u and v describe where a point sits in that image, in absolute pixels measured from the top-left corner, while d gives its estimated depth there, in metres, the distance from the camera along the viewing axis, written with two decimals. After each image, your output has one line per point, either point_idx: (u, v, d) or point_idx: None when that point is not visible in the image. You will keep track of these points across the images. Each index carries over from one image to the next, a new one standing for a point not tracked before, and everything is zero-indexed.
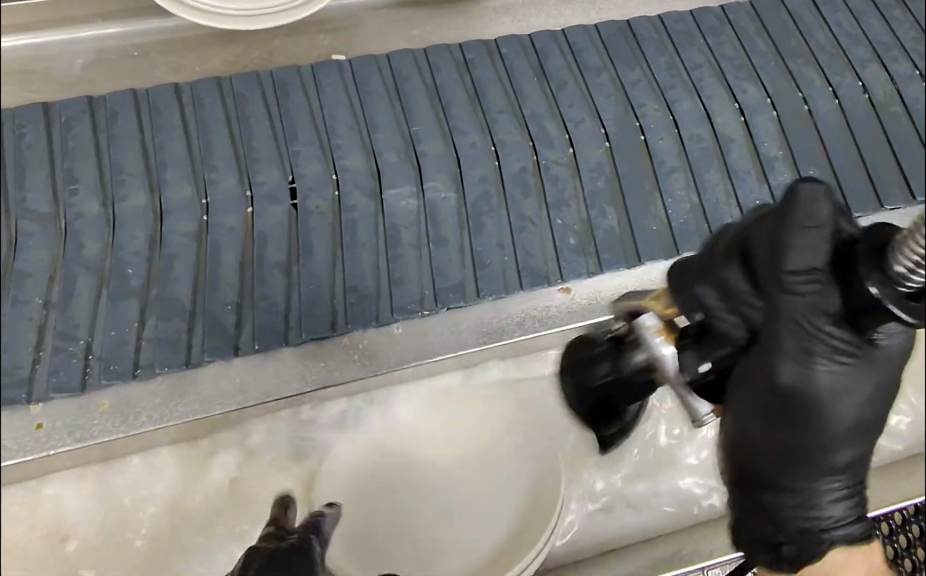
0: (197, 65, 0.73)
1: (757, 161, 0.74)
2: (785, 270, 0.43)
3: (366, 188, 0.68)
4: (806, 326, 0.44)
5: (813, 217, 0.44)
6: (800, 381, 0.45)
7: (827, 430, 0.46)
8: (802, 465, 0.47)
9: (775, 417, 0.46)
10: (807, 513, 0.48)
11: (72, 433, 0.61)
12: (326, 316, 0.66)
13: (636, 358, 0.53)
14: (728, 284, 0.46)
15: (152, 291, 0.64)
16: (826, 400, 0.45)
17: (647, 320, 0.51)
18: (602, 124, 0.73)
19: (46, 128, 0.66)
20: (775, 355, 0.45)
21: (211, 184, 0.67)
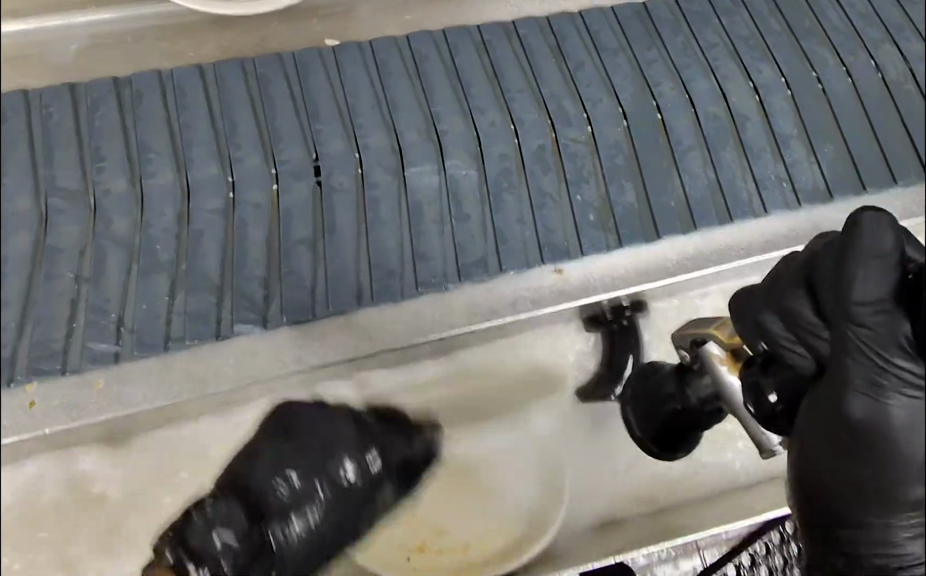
0: (192, 50, 0.75)
1: (772, 140, 0.75)
2: (853, 302, 0.47)
3: (388, 166, 0.69)
4: (875, 359, 0.46)
5: (877, 248, 0.47)
6: (871, 416, 0.46)
7: (903, 465, 0.46)
8: (874, 502, 0.47)
9: (845, 454, 0.47)
10: (881, 550, 0.48)
11: (69, 412, 0.63)
12: (352, 290, 0.67)
13: (702, 382, 0.59)
14: (794, 315, 0.49)
15: (181, 266, 0.65)
16: (899, 435, 0.46)
17: (714, 349, 0.55)
18: (620, 102, 0.74)
19: (73, 109, 0.68)
20: (846, 390, 0.46)
21: (236, 161, 0.68)
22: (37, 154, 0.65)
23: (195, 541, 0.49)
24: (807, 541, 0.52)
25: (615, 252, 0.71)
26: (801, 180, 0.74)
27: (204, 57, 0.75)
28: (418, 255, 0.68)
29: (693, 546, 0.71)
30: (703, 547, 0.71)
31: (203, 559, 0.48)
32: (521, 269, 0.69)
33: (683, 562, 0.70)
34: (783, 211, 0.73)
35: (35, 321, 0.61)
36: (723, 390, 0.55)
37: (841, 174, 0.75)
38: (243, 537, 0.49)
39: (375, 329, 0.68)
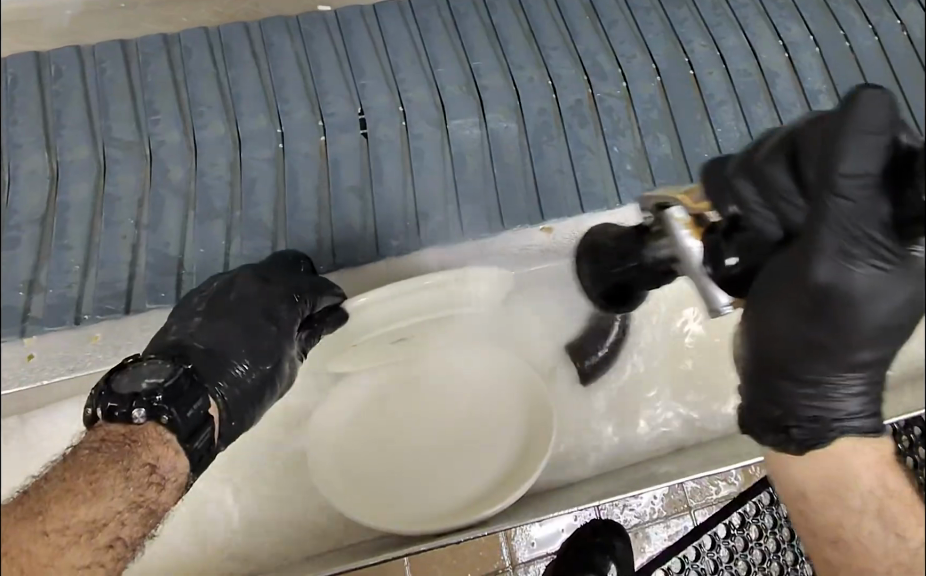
0: (185, 16, 0.75)
1: (801, 94, 0.77)
2: (837, 172, 0.39)
3: (431, 118, 0.71)
4: (851, 227, 0.39)
5: (873, 123, 0.39)
6: (836, 281, 0.40)
7: (860, 326, 0.40)
8: (824, 359, 0.41)
9: (807, 315, 0.41)
10: (823, 403, 0.42)
11: (64, 363, 0.65)
12: (399, 235, 0.72)
13: (661, 249, 0.50)
14: (769, 182, 0.43)
15: (236, 212, 0.69)
16: (860, 299, 0.40)
17: (678, 212, 0.47)
18: (653, 59, 0.76)
19: (125, 63, 0.70)
20: (814, 249, 0.40)
21: (284, 115, 0.70)
22: (92, 106, 0.68)
23: (123, 389, 0.48)
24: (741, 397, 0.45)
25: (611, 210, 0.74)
26: None
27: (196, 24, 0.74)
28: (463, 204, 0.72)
29: (680, 501, 0.75)
30: (693, 507, 0.75)
31: (132, 399, 0.47)
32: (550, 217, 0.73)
33: (672, 521, 0.75)
34: None
35: (101, 263, 0.66)
36: (680, 255, 0.47)
37: None
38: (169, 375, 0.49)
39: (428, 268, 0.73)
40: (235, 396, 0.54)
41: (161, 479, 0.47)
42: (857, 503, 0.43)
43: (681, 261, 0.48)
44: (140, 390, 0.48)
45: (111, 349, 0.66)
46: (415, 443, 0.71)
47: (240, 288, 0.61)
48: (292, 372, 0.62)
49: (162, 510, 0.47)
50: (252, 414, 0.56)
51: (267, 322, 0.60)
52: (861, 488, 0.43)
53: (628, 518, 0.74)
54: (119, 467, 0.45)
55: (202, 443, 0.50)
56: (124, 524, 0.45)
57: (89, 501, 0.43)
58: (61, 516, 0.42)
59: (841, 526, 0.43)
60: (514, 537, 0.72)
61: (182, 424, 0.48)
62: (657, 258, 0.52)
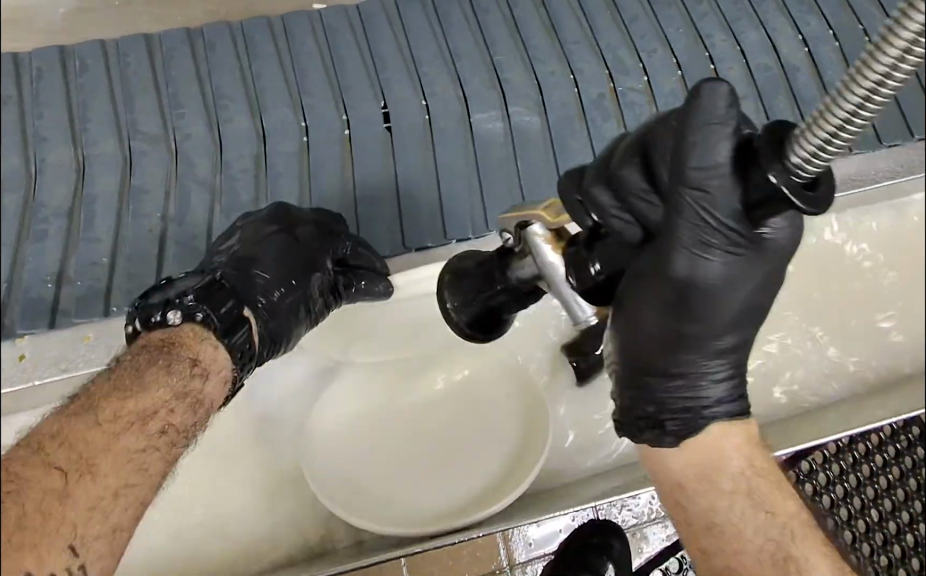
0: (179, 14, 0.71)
1: (822, 87, 0.78)
2: (689, 166, 0.38)
3: (455, 113, 0.72)
4: (706, 222, 0.39)
5: (717, 113, 0.37)
6: (691, 274, 0.41)
7: (718, 314, 0.42)
8: (689, 348, 0.44)
9: (669, 311, 0.42)
10: (689, 392, 0.45)
11: (58, 364, 0.63)
12: (429, 229, 0.70)
13: (523, 270, 0.50)
14: (621, 184, 0.42)
15: (262, 205, 0.69)
16: (717, 289, 0.42)
17: (538, 229, 0.46)
18: (674, 53, 0.77)
19: (148, 55, 0.69)
20: (671, 248, 0.41)
21: (308, 108, 0.70)
22: (116, 99, 0.68)
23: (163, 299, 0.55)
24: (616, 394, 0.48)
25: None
26: None
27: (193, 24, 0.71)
28: (488, 197, 0.71)
29: None
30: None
31: (171, 304, 0.54)
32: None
33: (672, 522, 0.63)
34: None
35: (130, 257, 0.66)
36: (542, 271, 0.47)
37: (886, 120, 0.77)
38: (201, 289, 0.56)
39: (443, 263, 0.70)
40: (272, 313, 0.60)
41: (202, 372, 0.52)
42: (725, 484, 0.47)
43: (545, 278, 0.48)
44: (176, 296, 0.55)
45: (105, 349, 0.64)
46: (387, 450, 0.68)
47: (274, 217, 0.65)
48: (323, 306, 0.67)
49: (208, 403, 0.53)
50: (291, 333, 0.62)
51: (299, 252, 0.65)
52: (730, 469, 0.46)
53: (626, 519, 0.63)
54: (161, 364, 0.51)
55: (240, 342, 0.56)
56: (174, 412, 0.50)
57: (136, 393, 0.49)
58: (112, 405, 0.47)
59: (713, 510, 0.47)
60: (512, 536, 0.61)
61: (216, 320, 0.55)
62: (521, 280, 0.51)
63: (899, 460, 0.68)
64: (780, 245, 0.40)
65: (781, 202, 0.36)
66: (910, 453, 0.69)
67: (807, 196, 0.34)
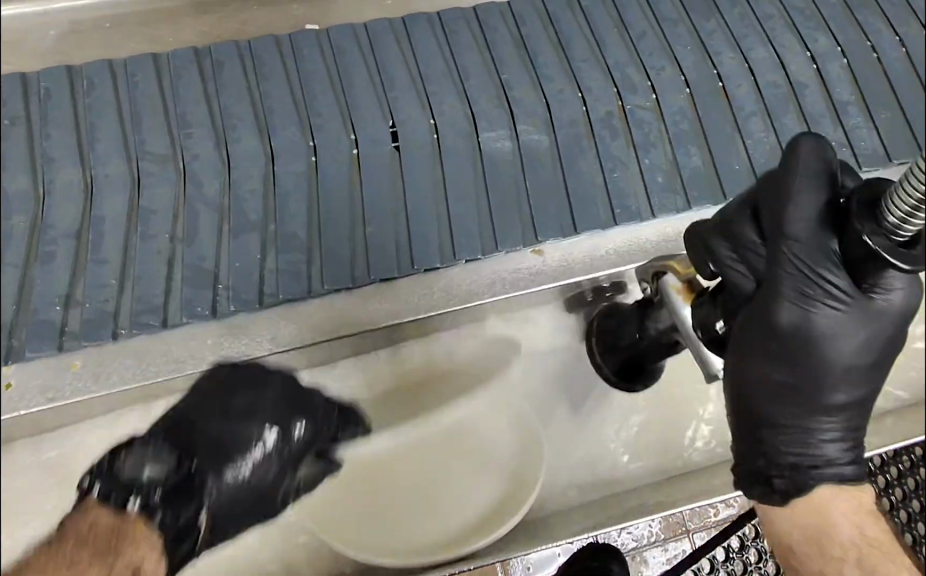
0: (171, 36, 0.76)
1: (831, 106, 0.77)
2: (788, 221, 0.47)
3: (463, 131, 0.72)
4: (804, 272, 0.47)
5: (810, 171, 0.47)
6: (798, 324, 0.48)
7: (824, 366, 0.49)
8: (799, 401, 0.50)
9: (776, 358, 0.49)
10: (800, 448, 0.51)
11: (45, 393, 0.62)
12: (435, 253, 0.68)
13: (661, 320, 0.63)
14: (738, 236, 0.50)
15: (271, 226, 0.67)
16: (824, 339, 0.48)
17: (672, 280, 0.60)
18: (682, 71, 0.77)
19: (157, 73, 0.72)
20: (776, 299, 0.48)
21: (317, 128, 0.70)
22: (124, 117, 0.69)
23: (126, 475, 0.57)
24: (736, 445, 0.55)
25: (621, 227, 0.71)
26: (860, 143, 0.76)
27: (207, 40, 0.76)
28: (499, 220, 0.69)
29: (678, 524, 0.67)
30: (693, 530, 0.67)
31: (133, 490, 0.56)
32: (559, 236, 0.70)
33: (671, 545, 0.66)
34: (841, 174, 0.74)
35: (138, 280, 0.64)
36: (676, 322, 0.59)
37: (896, 138, 0.76)
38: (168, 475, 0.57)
39: (434, 287, 0.69)
40: (223, 505, 0.58)
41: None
42: (835, 551, 0.50)
43: (680, 330, 0.59)
44: (142, 481, 0.56)
45: (93, 375, 0.63)
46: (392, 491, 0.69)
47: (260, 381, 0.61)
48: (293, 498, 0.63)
49: None
50: (250, 518, 0.61)
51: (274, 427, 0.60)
52: (842, 536, 0.50)
53: (626, 542, 0.66)
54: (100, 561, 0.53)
55: (183, 551, 0.57)
56: None
57: None
58: None
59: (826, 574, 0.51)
60: (511, 566, 0.63)
61: (169, 526, 0.56)
62: (659, 330, 0.64)
63: (901, 481, 0.73)
64: (887, 303, 0.47)
65: (877, 260, 0.44)
66: (913, 473, 0.73)
67: (900, 252, 0.40)
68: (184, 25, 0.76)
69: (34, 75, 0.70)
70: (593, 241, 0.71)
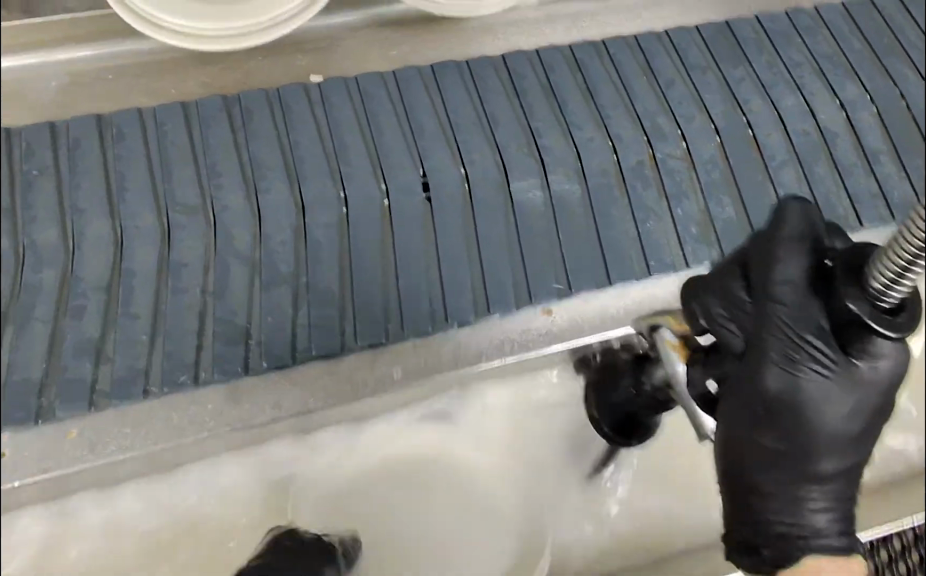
0: (174, 88, 0.73)
1: (861, 155, 0.77)
2: (775, 281, 0.47)
3: (494, 181, 0.71)
4: (791, 334, 0.47)
5: (797, 233, 0.48)
6: (783, 385, 0.47)
7: (809, 431, 0.48)
8: (788, 469, 0.49)
9: (762, 424, 0.49)
10: (791, 517, 0.49)
11: (41, 464, 0.62)
12: (469, 306, 0.68)
13: (658, 374, 0.62)
14: (727, 293, 0.50)
15: (302, 278, 0.67)
16: (809, 403, 0.47)
17: (668, 334, 0.56)
18: (712, 119, 0.76)
19: (186, 123, 0.71)
20: (761, 359, 0.48)
21: (347, 178, 0.69)
22: (154, 168, 0.69)
23: None
24: (726, 511, 0.53)
25: (642, 282, 0.71)
26: (890, 194, 0.76)
27: (227, 84, 0.74)
28: (532, 273, 0.69)
29: None
30: None
31: None
32: (591, 289, 0.69)
33: None
34: (876, 224, 0.74)
35: (168, 337, 0.64)
36: (670, 377, 0.55)
37: None
38: None
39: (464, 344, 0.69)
40: None
41: None
42: None
43: (673, 387, 0.56)
44: None
45: (92, 444, 0.63)
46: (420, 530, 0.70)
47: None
48: None
49: None
50: None
51: None
52: None
53: None
54: None
55: None
56: None
57: None
58: None
59: None
60: None
61: None
62: (657, 384, 0.62)
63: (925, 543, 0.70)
64: (873, 369, 0.46)
65: (860, 325, 0.42)
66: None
67: (884, 318, 0.39)
68: (197, 71, 0.73)
69: (63, 122, 0.69)
70: (618, 296, 0.70)
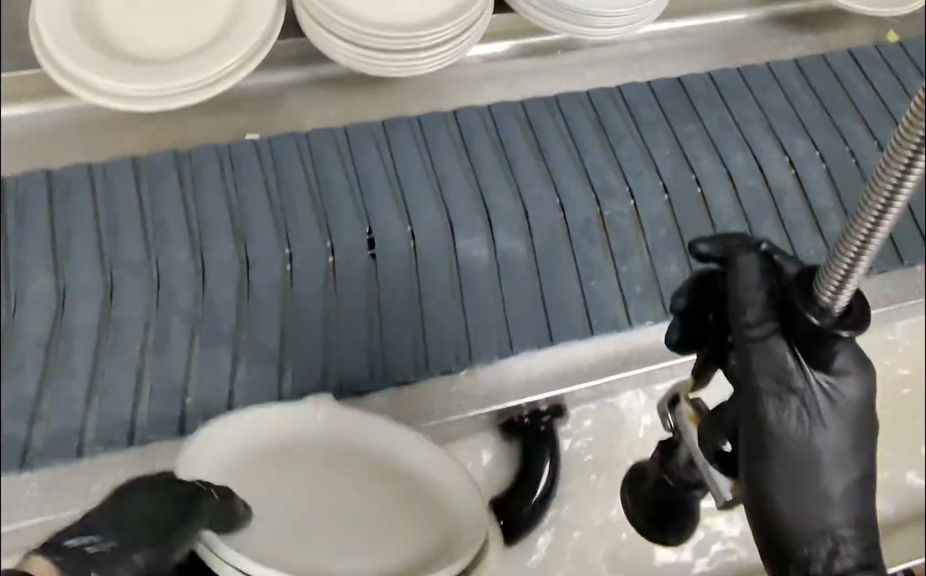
0: (123, 143, 0.74)
1: (810, 213, 0.77)
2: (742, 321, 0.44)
3: (440, 239, 0.71)
4: (779, 366, 0.43)
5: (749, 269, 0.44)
6: (779, 420, 0.43)
7: (816, 460, 0.44)
8: (812, 511, 0.43)
9: (772, 467, 0.44)
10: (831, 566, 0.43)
11: None
12: (410, 364, 0.68)
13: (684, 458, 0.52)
14: None
15: (242, 336, 0.67)
16: (807, 431, 0.44)
17: (685, 407, 0.51)
18: (660, 176, 0.77)
19: (135, 179, 0.72)
20: (755, 400, 0.44)
21: (293, 236, 0.70)
22: (99, 223, 0.69)
23: None
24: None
25: (588, 341, 0.70)
26: None
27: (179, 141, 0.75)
28: (473, 330, 0.69)
29: None
30: None
31: None
32: (531, 350, 0.69)
33: None
34: None
35: (103, 395, 0.64)
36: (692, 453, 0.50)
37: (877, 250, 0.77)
38: None
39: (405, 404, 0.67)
40: None
41: None
42: None
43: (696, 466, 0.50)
44: None
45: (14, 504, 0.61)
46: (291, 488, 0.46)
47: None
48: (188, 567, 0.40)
49: None
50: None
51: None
52: None
53: None
54: None
55: None
56: None
57: None
58: None
59: None
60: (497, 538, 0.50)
61: None
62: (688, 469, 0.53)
63: None
64: (848, 387, 0.44)
65: (830, 338, 0.40)
66: None
67: (847, 321, 0.38)
68: (147, 128, 0.75)
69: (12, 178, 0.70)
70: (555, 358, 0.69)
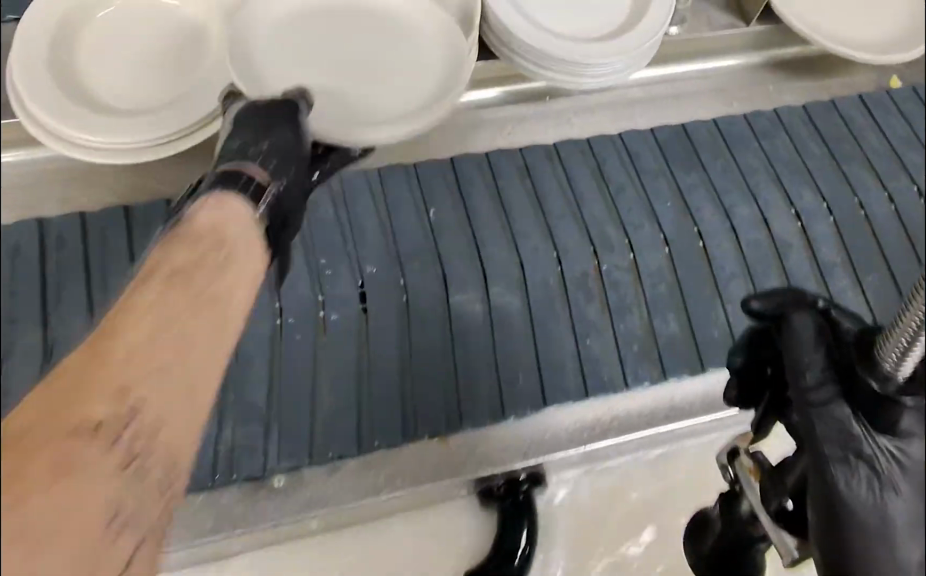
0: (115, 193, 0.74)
1: (817, 267, 0.75)
2: (800, 379, 0.40)
3: (433, 293, 0.70)
4: (842, 427, 0.38)
5: (806, 327, 0.41)
6: (848, 486, 0.38)
7: (891, 527, 0.37)
8: None
9: (844, 540, 0.37)
10: None
11: None
12: (397, 425, 0.66)
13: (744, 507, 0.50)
14: None
15: (228, 397, 0.64)
16: (881, 496, 0.37)
17: (745, 460, 0.48)
18: (661, 228, 0.75)
19: (127, 229, 0.71)
20: (819, 465, 0.39)
21: (283, 288, 0.68)
22: (90, 276, 0.68)
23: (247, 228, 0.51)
24: None
25: (577, 404, 0.68)
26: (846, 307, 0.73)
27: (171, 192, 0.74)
28: (465, 389, 0.67)
29: None
30: None
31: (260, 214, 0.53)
32: (516, 416, 0.67)
33: None
34: None
35: None
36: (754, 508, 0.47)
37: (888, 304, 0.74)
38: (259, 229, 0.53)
39: (393, 469, 0.65)
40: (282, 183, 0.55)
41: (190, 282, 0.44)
42: None
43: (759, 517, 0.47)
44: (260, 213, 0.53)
45: None
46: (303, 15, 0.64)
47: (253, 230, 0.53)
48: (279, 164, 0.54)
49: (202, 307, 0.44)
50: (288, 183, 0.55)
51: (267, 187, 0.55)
52: None
53: None
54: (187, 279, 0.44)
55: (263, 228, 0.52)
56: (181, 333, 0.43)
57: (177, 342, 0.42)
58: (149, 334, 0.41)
59: None
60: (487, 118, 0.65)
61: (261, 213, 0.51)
62: (748, 519, 0.51)
63: None
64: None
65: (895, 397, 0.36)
66: None
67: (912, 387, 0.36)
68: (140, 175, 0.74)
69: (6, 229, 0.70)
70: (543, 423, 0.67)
